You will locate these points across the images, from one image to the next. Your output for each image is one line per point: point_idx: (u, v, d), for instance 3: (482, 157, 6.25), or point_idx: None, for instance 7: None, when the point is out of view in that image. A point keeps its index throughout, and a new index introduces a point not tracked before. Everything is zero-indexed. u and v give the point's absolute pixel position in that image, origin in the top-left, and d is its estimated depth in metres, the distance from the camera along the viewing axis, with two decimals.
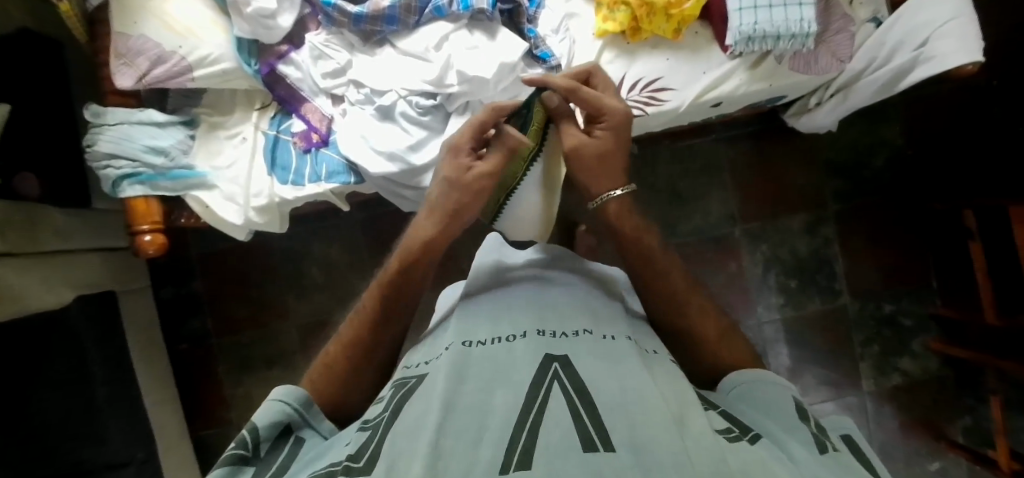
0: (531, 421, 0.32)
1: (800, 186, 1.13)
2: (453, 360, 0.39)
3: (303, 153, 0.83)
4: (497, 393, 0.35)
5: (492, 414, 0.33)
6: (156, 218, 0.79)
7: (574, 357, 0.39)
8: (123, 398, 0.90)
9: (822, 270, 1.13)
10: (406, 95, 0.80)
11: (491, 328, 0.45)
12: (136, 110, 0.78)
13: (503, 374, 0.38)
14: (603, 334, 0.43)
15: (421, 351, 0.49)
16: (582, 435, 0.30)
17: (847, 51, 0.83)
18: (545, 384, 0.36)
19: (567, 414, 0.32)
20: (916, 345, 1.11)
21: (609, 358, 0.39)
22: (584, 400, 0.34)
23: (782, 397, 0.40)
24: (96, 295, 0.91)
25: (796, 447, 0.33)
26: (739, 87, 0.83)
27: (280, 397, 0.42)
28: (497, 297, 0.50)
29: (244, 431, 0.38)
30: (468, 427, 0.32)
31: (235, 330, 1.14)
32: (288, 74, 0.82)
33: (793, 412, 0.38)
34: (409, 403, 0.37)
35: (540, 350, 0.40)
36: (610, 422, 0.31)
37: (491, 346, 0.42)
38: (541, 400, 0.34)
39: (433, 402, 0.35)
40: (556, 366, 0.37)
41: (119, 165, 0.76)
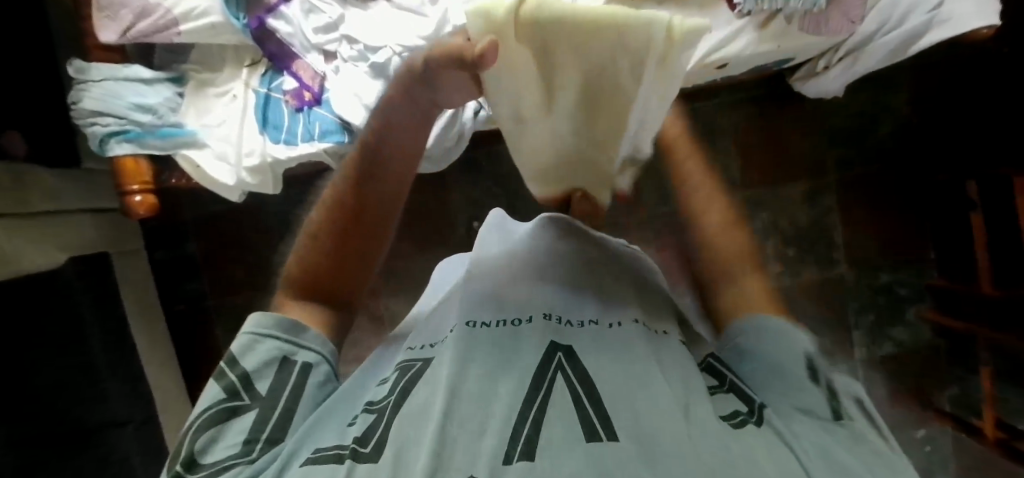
0: (535, 411, 0.32)
1: (803, 153, 1.11)
2: (457, 343, 0.39)
3: (295, 112, 0.80)
4: (500, 382, 0.35)
5: (495, 402, 0.34)
6: (146, 178, 0.77)
7: (579, 348, 0.38)
8: (119, 357, 0.90)
9: (821, 239, 1.12)
10: (400, 52, 0.76)
11: (496, 308, 0.43)
12: (119, 65, 0.76)
13: (510, 358, 0.37)
14: (609, 323, 0.42)
15: (422, 331, 0.48)
16: (585, 425, 0.31)
17: (859, 12, 0.80)
18: (548, 375, 0.35)
19: (570, 403, 0.33)
20: (910, 316, 1.12)
21: (616, 348, 0.39)
22: (589, 392, 0.34)
23: (794, 354, 0.38)
24: (90, 257, 0.91)
25: (807, 423, 0.34)
26: (748, 47, 0.81)
27: (263, 331, 0.41)
28: (499, 276, 0.49)
29: (234, 376, 0.38)
30: (473, 413, 0.33)
31: (232, 292, 1.14)
32: (278, 28, 0.79)
33: (800, 376, 0.37)
34: (415, 388, 0.36)
35: (546, 338, 0.39)
36: (613, 412, 0.32)
37: (496, 328, 0.40)
38: (544, 391, 0.34)
39: (437, 388, 0.35)
40: (559, 357, 0.37)
41: (105, 122, 0.73)
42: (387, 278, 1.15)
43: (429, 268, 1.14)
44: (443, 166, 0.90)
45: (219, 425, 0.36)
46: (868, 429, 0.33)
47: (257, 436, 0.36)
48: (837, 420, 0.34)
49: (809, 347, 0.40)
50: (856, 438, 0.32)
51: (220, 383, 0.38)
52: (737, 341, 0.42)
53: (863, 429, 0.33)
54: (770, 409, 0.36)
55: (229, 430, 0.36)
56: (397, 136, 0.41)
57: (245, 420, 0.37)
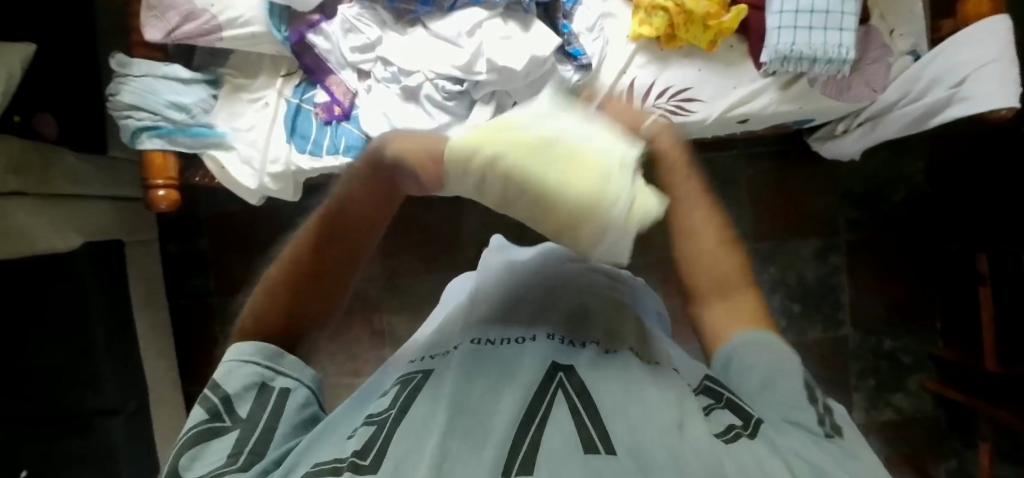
0: (534, 426, 0.32)
1: (816, 211, 1.12)
2: (460, 363, 0.39)
3: (323, 125, 0.83)
4: (501, 396, 0.36)
5: (496, 415, 0.34)
6: (171, 174, 0.79)
7: (580, 367, 0.39)
8: (119, 345, 0.91)
9: (827, 297, 1.12)
10: (433, 78, 0.78)
11: (500, 328, 0.45)
12: (160, 64, 0.78)
13: (510, 374, 0.38)
14: (608, 349, 0.42)
15: (427, 344, 0.49)
16: (582, 439, 0.31)
17: (880, 81, 0.83)
18: (549, 392, 0.35)
19: (568, 417, 0.33)
20: (912, 383, 1.11)
21: (615, 364, 0.39)
22: (585, 404, 0.34)
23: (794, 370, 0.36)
24: (104, 244, 0.92)
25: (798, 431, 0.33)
26: (769, 106, 0.82)
27: (243, 356, 0.40)
28: (497, 297, 0.51)
29: (216, 399, 0.37)
30: (475, 429, 0.33)
31: (237, 291, 1.14)
32: (317, 44, 0.81)
33: (801, 392, 0.35)
34: (416, 402, 0.37)
35: (547, 356, 0.40)
36: (611, 427, 0.32)
37: (501, 347, 0.42)
38: (545, 406, 0.34)
39: (439, 404, 0.35)
40: (560, 376, 0.37)
41: (140, 117, 0.76)
42: (392, 293, 1.15)
43: (437, 287, 1.15)
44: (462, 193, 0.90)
45: (200, 444, 0.35)
46: (855, 447, 0.33)
47: (240, 450, 0.35)
48: (828, 435, 0.33)
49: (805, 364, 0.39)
50: (849, 457, 0.32)
51: (204, 405, 0.37)
52: (727, 357, 0.39)
53: (852, 447, 0.33)
54: (767, 422, 0.34)
55: (211, 449, 0.35)
56: (359, 203, 0.40)
57: (226, 438, 0.36)
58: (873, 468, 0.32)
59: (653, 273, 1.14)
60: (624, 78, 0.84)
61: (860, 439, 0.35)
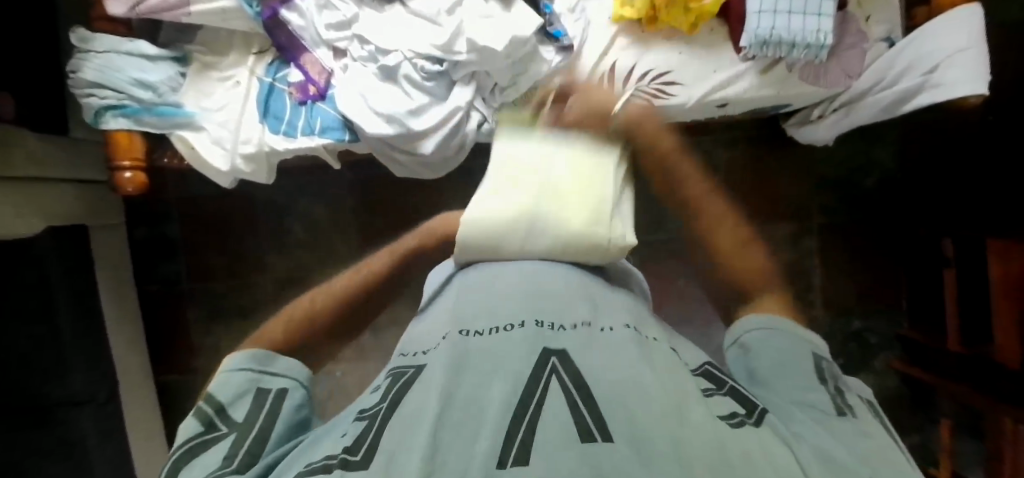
0: (528, 414, 0.32)
1: (790, 196, 1.15)
2: (451, 356, 0.39)
3: (297, 105, 0.81)
4: (494, 386, 0.35)
5: (488, 410, 0.33)
6: (139, 155, 0.75)
7: (574, 352, 0.38)
8: (87, 334, 0.88)
9: (799, 280, 1.16)
10: (411, 58, 0.76)
11: (489, 315, 0.44)
12: (124, 39, 0.74)
13: (500, 364, 0.37)
14: (602, 327, 0.42)
15: (417, 337, 0.48)
16: (578, 426, 0.30)
17: (857, 68, 0.85)
18: (542, 380, 0.35)
19: (563, 406, 0.32)
20: (878, 362, 1.16)
21: (608, 349, 0.39)
22: (581, 391, 0.34)
23: (800, 355, 0.43)
24: (67, 229, 0.88)
25: (799, 416, 0.37)
26: (747, 90, 0.84)
27: (236, 366, 0.41)
28: (487, 275, 0.50)
29: (207, 407, 0.38)
30: (466, 421, 0.32)
31: (208, 278, 1.09)
32: (290, 21, 0.78)
33: (811, 371, 0.41)
34: (408, 395, 0.37)
35: (538, 344, 0.39)
36: (608, 413, 0.31)
37: (489, 336, 0.41)
38: (538, 395, 0.34)
39: (431, 394, 0.35)
40: (553, 361, 0.37)
41: (103, 95, 0.72)
42: None
43: None
44: (438, 174, 0.88)
45: (191, 456, 0.35)
46: (869, 423, 0.36)
47: (235, 453, 0.35)
48: (840, 414, 0.36)
49: (822, 350, 0.44)
50: (860, 431, 0.35)
51: (197, 418, 0.37)
52: (756, 330, 0.46)
53: (865, 425, 0.36)
54: (771, 413, 0.36)
55: (205, 457, 0.34)
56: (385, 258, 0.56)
57: (223, 442, 0.35)
58: (882, 444, 0.34)
59: (634, 257, 1.15)
60: (604, 61, 0.83)
61: (868, 413, 0.38)
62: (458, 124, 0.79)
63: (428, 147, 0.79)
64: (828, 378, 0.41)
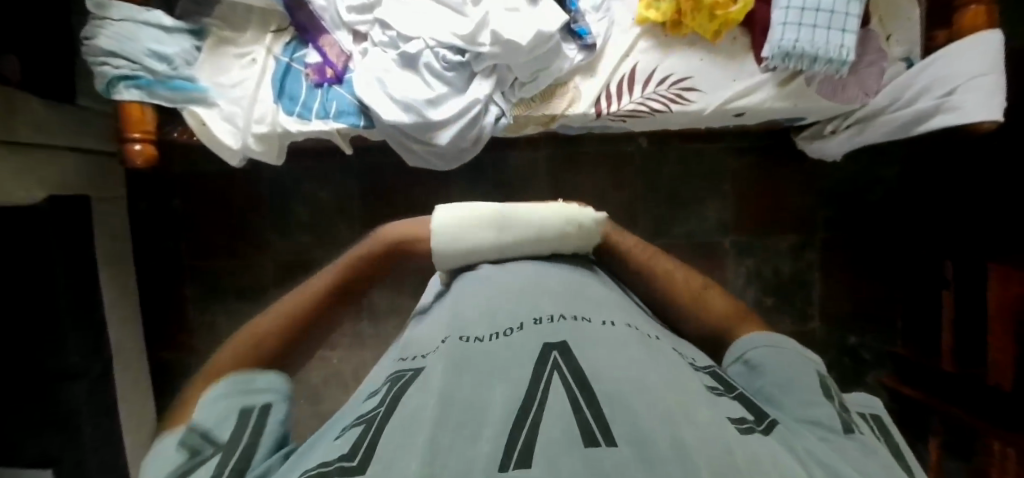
0: (531, 415, 0.30)
1: (795, 209, 1.16)
2: (450, 358, 0.37)
3: (314, 87, 0.79)
4: (495, 388, 0.33)
5: (490, 411, 0.31)
6: (149, 128, 0.74)
7: (574, 345, 0.37)
8: (84, 306, 0.86)
9: (799, 292, 1.17)
10: (433, 46, 0.75)
11: (488, 313, 0.42)
12: (142, 9, 0.72)
13: (501, 366, 0.35)
14: (602, 321, 0.40)
15: (416, 340, 0.46)
16: (582, 427, 0.28)
17: (874, 85, 0.85)
18: (544, 377, 0.33)
19: (566, 406, 0.30)
20: (870, 377, 1.18)
21: (610, 345, 0.37)
22: (583, 389, 0.32)
23: (804, 369, 0.42)
24: (68, 198, 0.86)
25: (803, 430, 0.35)
26: (765, 101, 0.83)
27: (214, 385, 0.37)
28: (480, 280, 0.48)
29: (186, 432, 0.34)
30: (467, 422, 0.30)
31: (209, 257, 1.08)
32: (312, 1, 0.77)
33: (818, 388, 0.40)
34: (405, 396, 0.35)
35: (538, 340, 0.37)
36: (612, 414, 0.29)
37: (490, 337, 0.39)
38: (540, 393, 0.32)
39: (429, 396, 0.32)
40: (554, 357, 0.35)
41: (117, 64, 0.70)
42: None
43: None
44: (451, 166, 0.87)
45: None
46: (874, 442, 0.36)
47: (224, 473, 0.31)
48: (847, 432, 0.36)
49: (823, 371, 0.43)
50: (867, 452, 0.34)
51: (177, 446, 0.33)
52: (757, 348, 0.45)
53: (872, 444, 0.35)
54: (783, 424, 0.35)
55: None
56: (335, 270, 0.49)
57: (208, 465, 0.31)
58: (884, 462, 0.33)
59: None
60: (626, 62, 0.83)
61: (872, 435, 0.38)
62: (475, 117, 0.78)
63: (444, 138, 0.78)
64: (835, 397, 0.40)
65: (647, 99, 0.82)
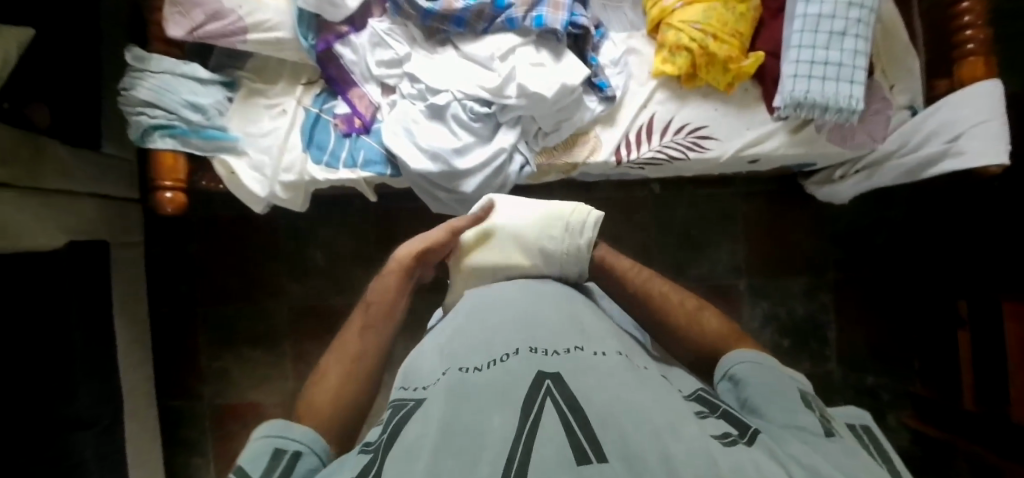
0: (525, 436, 0.31)
1: (806, 251, 1.17)
2: (451, 389, 0.38)
3: (342, 137, 0.82)
4: (491, 413, 0.34)
5: (487, 434, 0.32)
6: (180, 176, 0.74)
7: (567, 374, 0.38)
8: (97, 353, 0.85)
9: (814, 334, 1.17)
10: (461, 98, 0.78)
11: (485, 348, 0.43)
12: (180, 62, 0.75)
13: (500, 392, 0.36)
14: (594, 351, 0.42)
15: (417, 368, 0.47)
16: (574, 448, 0.29)
17: (881, 131, 0.89)
18: (537, 402, 0.34)
19: (558, 427, 0.31)
20: (890, 419, 1.16)
21: (601, 373, 0.38)
22: (576, 413, 0.33)
23: (787, 385, 0.41)
24: (87, 243, 0.86)
25: (791, 438, 0.35)
26: (777, 148, 0.86)
27: (263, 433, 0.40)
28: (474, 317, 0.49)
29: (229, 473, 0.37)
30: (465, 447, 0.31)
31: (224, 302, 1.07)
32: (342, 55, 0.79)
33: (799, 400, 0.40)
34: (408, 426, 0.36)
35: (532, 368, 0.38)
36: (601, 434, 0.31)
37: (486, 367, 0.40)
38: (534, 416, 0.33)
39: (431, 425, 0.34)
40: (548, 384, 0.36)
41: (154, 114, 0.72)
42: None
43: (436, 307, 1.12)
44: None
45: None
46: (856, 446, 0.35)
47: None
48: (828, 436, 0.35)
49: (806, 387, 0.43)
50: (853, 454, 0.34)
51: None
52: (740, 364, 0.45)
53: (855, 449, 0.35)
54: (764, 433, 0.35)
55: None
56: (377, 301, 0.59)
57: None
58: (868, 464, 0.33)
59: None
60: (643, 112, 0.86)
61: (859, 444, 0.37)
62: (499, 166, 0.80)
63: (469, 186, 0.80)
64: (818, 408, 0.39)
65: (665, 147, 0.85)
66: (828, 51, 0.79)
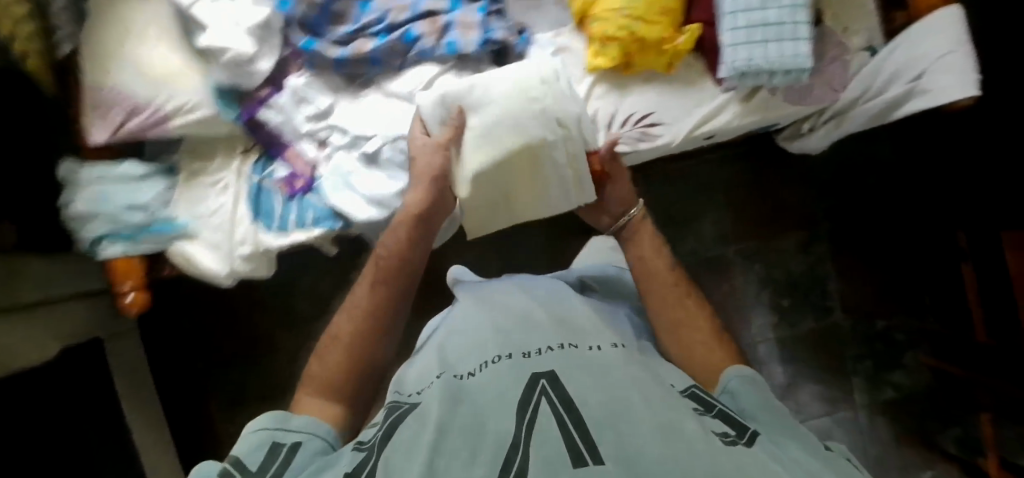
0: (523, 436, 0.38)
1: (793, 206, 1.13)
2: (447, 391, 0.46)
3: (287, 200, 0.81)
4: (493, 417, 0.41)
5: (488, 433, 0.40)
6: (139, 276, 0.74)
7: (560, 377, 0.45)
8: (114, 445, 0.87)
9: (815, 287, 1.15)
10: (392, 140, 0.76)
11: (486, 357, 0.51)
12: (111, 164, 0.74)
13: (502, 397, 0.44)
14: (585, 354, 0.49)
15: (420, 375, 0.55)
16: (570, 448, 0.36)
17: (840, 80, 0.83)
18: (534, 402, 0.42)
19: (553, 427, 0.38)
20: (907, 358, 1.13)
21: (594, 376, 0.45)
22: (572, 416, 0.39)
23: (770, 404, 0.47)
24: (81, 346, 0.88)
25: (783, 448, 0.41)
26: (732, 120, 0.82)
27: (258, 426, 0.47)
28: (477, 330, 0.57)
29: (229, 461, 0.44)
30: (464, 446, 0.39)
31: (226, 367, 1.08)
32: (268, 119, 0.78)
33: (783, 420, 0.46)
34: (404, 425, 0.44)
35: (527, 374, 0.46)
36: (598, 435, 0.37)
37: (485, 375, 0.48)
38: (530, 416, 0.40)
39: (429, 424, 0.42)
40: (542, 385, 0.44)
41: (97, 225, 0.72)
42: None
43: None
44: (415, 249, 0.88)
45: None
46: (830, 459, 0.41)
47: None
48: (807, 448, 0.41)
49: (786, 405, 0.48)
50: (833, 467, 0.40)
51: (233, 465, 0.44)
52: (730, 379, 0.51)
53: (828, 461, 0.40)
54: (758, 437, 0.41)
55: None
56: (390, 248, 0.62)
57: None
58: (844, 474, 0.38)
59: None
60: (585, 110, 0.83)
61: (843, 461, 0.42)
62: None
63: None
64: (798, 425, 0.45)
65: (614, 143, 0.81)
66: (765, 11, 0.74)
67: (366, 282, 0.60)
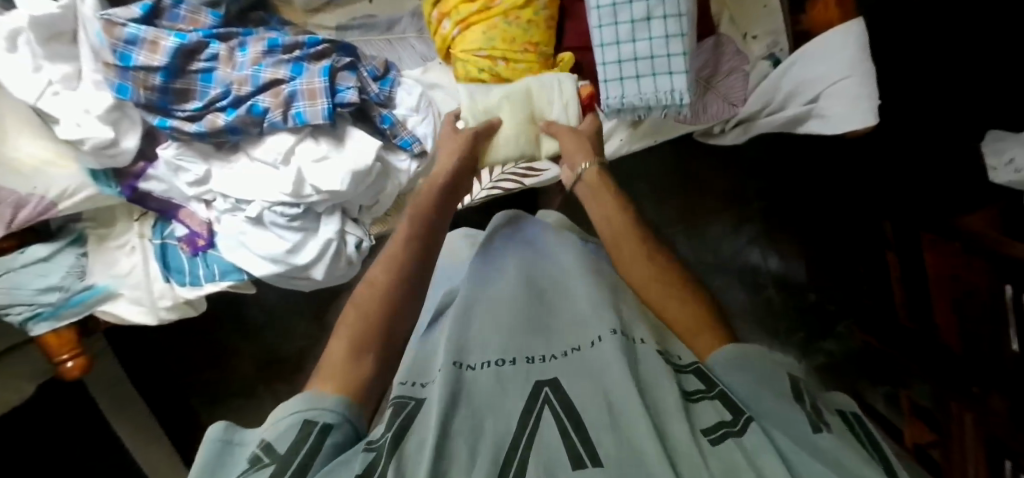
0: (520, 447, 0.29)
1: (717, 189, 1.14)
2: (448, 384, 0.35)
3: (192, 257, 0.85)
4: (487, 421, 0.32)
5: (481, 444, 0.30)
6: (73, 346, 0.82)
7: (565, 378, 0.35)
8: None
9: (745, 269, 1.15)
10: (270, 205, 0.77)
11: (485, 349, 0.41)
12: (14, 253, 0.76)
13: (495, 402, 0.34)
14: (590, 344, 0.39)
15: (414, 368, 0.44)
16: (570, 455, 0.28)
17: (738, 93, 0.76)
18: (535, 410, 0.32)
19: (555, 432, 0.30)
20: (839, 328, 1.12)
21: (592, 371, 0.35)
22: (572, 419, 0.31)
23: (773, 374, 0.37)
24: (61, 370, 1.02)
25: (783, 431, 0.31)
26: (619, 147, 0.80)
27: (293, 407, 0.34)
28: (467, 310, 0.47)
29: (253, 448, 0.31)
30: (462, 454, 0.29)
31: (196, 371, 1.21)
32: (152, 189, 0.80)
33: (787, 391, 0.35)
34: (413, 430, 0.33)
35: (528, 377, 0.36)
36: (598, 437, 0.29)
37: (481, 370, 0.38)
38: (531, 428, 0.31)
39: (427, 430, 0.31)
40: (546, 391, 0.34)
41: (17, 311, 0.77)
42: None
43: None
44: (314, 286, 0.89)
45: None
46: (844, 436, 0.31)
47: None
48: (815, 428, 0.30)
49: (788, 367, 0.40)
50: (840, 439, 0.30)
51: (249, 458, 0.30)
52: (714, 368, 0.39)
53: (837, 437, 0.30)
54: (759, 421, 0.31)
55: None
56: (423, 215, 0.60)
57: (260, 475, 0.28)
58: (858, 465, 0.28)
59: None
60: None
61: (846, 430, 0.33)
62: (336, 253, 0.82)
63: (317, 274, 0.82)
64: (802, 395, 0.35)
65: (499, 182, 0.82)
66: (635, 43, 0.66)
67: (399, 239, 0.56)
